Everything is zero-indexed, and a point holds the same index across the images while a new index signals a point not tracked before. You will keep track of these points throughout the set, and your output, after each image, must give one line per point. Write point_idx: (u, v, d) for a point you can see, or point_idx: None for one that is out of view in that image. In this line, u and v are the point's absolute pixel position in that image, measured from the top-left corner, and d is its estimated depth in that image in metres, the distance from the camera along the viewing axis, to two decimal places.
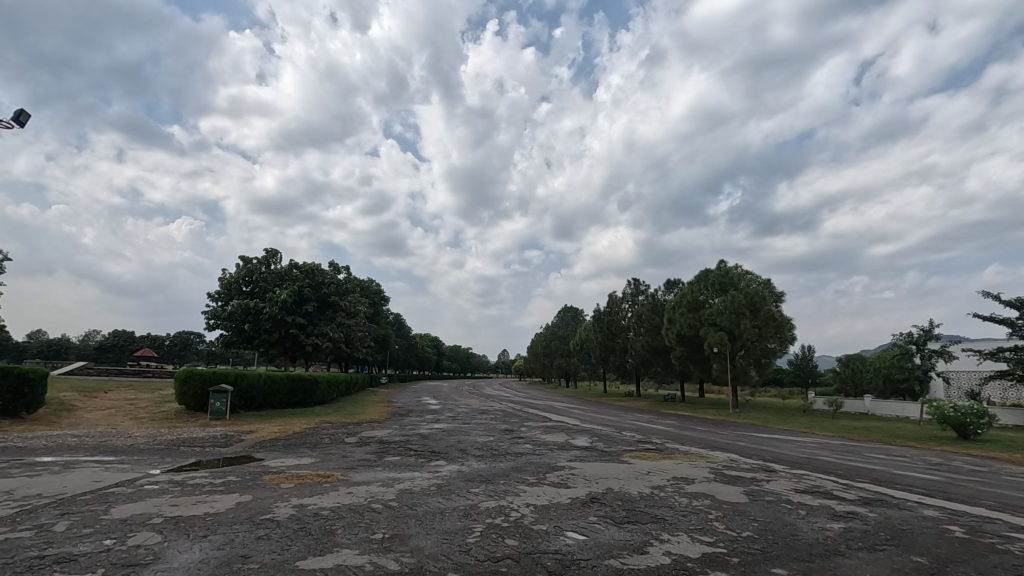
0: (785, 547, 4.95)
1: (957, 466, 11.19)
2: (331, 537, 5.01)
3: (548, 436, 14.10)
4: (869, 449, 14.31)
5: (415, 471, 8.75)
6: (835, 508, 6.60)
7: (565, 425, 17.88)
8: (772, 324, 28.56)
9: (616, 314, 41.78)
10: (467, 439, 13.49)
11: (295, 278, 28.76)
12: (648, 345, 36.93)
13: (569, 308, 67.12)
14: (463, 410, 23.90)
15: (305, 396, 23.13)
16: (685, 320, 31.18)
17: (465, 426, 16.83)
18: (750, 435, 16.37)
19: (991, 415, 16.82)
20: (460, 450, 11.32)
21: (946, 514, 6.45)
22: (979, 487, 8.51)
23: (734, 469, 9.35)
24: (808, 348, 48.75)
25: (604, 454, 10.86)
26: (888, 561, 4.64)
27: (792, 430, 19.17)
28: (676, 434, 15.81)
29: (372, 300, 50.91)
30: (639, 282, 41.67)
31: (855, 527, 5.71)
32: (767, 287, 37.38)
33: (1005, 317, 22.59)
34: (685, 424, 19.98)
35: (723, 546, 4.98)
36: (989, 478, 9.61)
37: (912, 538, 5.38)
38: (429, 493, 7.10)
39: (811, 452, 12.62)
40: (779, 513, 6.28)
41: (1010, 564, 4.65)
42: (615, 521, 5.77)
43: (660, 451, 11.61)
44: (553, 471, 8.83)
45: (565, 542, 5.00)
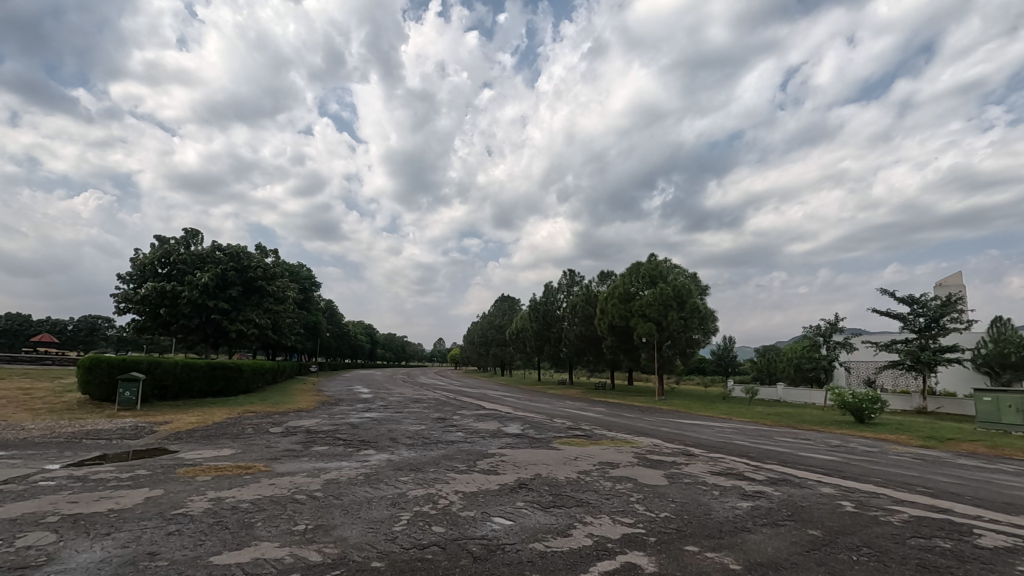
0: (699, 526, 5.26)
1: (853, 448, 12.31)
2: (250, 530, 4.82)
3: (480, 424, 14.17)
4: (778, 432, 15.45)
5: (342, 461, 8.58)
6: (745, 488, 7.09)
7: (498, 413, 18.04)
8: (697, 316, 30.05)
9: (551, 304, 42.47)
10: (399, 427, 13.33)
11: (218, 261, 27.18)
12: (582, 335, 37.88)
13: (506, 297, 67.73)
14: (395, 399, 23.58)
15: (227, 385, 22.00)
16: (617, 311, 32.09)
17: (397, 415, 16.63)
18: (673, 421, 17.28)
19: (883, 401, 18.53)
20: (390, 439, 11.22)
21: (839, 491, 7.09)
22: (870, 466, 9.40)
23: (656, 454, 9.81)
24: (728, 338, 51.71)
25: (535, 441, 11.06)
26: (788, 535, 5.04)
27: (710, 416, 20.35)
28: (605, 421, 16.36)
29: (303, 286, 49.03)
30: (575, 273, 42.72)
31: (761, 505, 6.17)
32: (694, 280, 39.21)
33: (899, 313, 24.82)
34: (614, 411, 20.73)
35: (642, 527, 5.21)
36: (879, 458, 10.60)
37: (808, 513, 5.87)
38: (356, 482, 6.98)
39: (726, 436, 13.47)
40: (696, 494, 6.67)
41: (891, 534, 5.18)
42: (542, 506, 5.91)
43: (588, 437, 11.97)
44: (483, 458, 8.92)
45: (492, 528, 5.08)
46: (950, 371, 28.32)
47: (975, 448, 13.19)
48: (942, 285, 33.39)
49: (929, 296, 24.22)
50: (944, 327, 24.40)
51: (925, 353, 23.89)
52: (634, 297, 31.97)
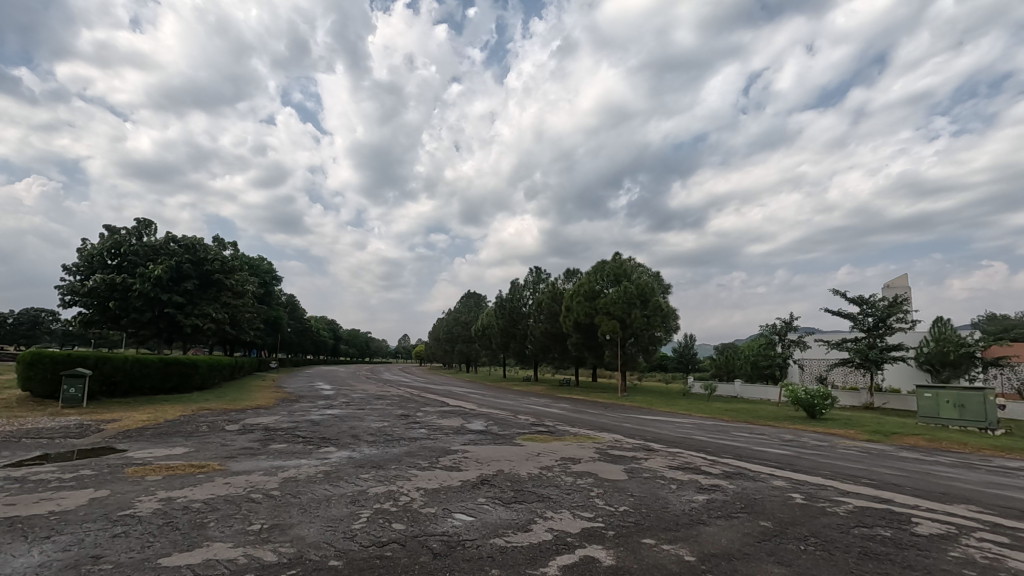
0: (657, 519, 5.38)
1: (805, 442, 12.81)
2: (202, 531, 4.67)
3: (444, 421, 14.11)
4: (734, 428, 15.94)
5: (301, 458, 8.41)
6: (701, 482, 7.29)
7: (462, 409, 18.00)
8: (659, 314, 30.67)
9: (517, 301, 42.59)
10: (362, 425, 13.14)
11: (172, 253, 26.14)
12: (547, 332, 38.14)
13: (472, 294, 67.60)
14: (358, 396, 23.26)
15: (181, 381, 21.23)
16: (582, 308, 32.38)
17: (359, 412, 16.39)
18: (634, 417, 17.60)
19: (833, 397, 19.32)
20: (352, 436, 11.05)
21: (790, 484, 7.37)
22: (820, 460, 9.80)
23: (617, 449, 9.97)
24: (689, 336, 52.97)
25: (498, 438, 11.07)
26: (741, 526, 5.21)
27: (671, 412, 20.82)
28: (568, 417, 16.52)
29: (263, 280, 47.71)
30: (541, 271, 42.93)
31: (716, 498, 6.35)
32: (657, 279, 39.94)
33: (849, 312, 25.89)
34: (578, 407, 20.95)
35: (601, 520, 5.30)
36: (828, 452, 11.06)
37: (761, 505, 6.08)
38: (315, 480, 6.86)
39: (685, 431, 13.81)
40: (654, 488, 6.81)
41: (837, 524, 5.41)
42: (503, 501, 5.94)
43: (551, 433, 12.06)
44: (446, 455, 8.87)
45: (453, 524, 5.07)
46: (895, 369, 29.75)
47: (916, 442, 13.93)
48: (889, 287, 35.01)
49: (877, 296, 25.36)
50: (890, 326, 25.59)
51: (873, 351, 25.02)
52: (599, 295, 32.36)
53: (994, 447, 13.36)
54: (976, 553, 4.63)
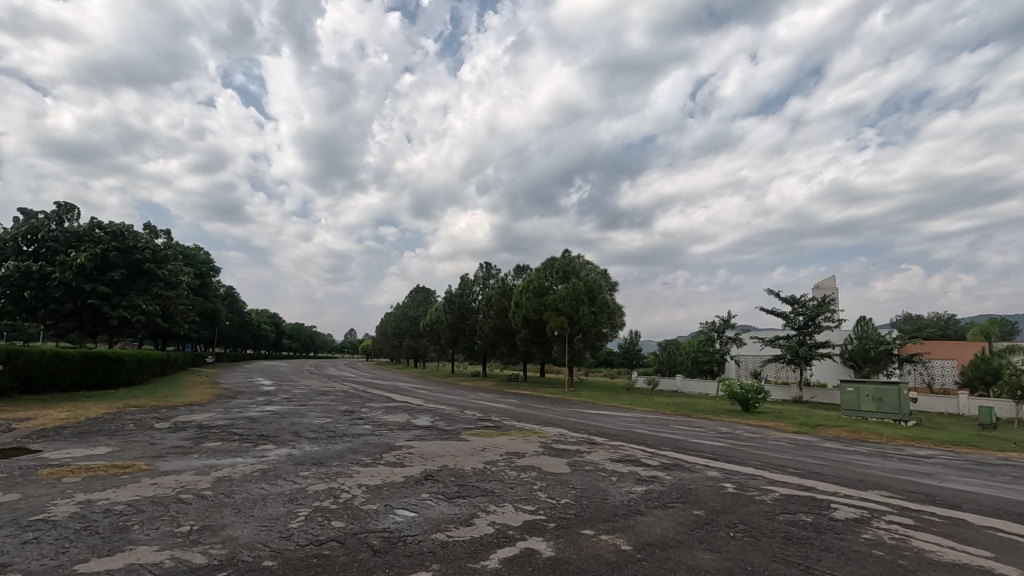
0: (596, 510, 5.53)
1: (739, 434, 13.48)
2: (125, 534, 4.42)
3: (389, 417, 13.92)
4: (674, 421, 16.55)
5: (237, 457, 8.09)
6: (640, 474, 7.52)
7: (408, 405, 17.78)
8: (606, 311, 31.37)
9: (467, 296, 42.45)
10: (303, 421, 12.74)
11: (97, 240, 24.45)
12: (496, 327, 38.23)
13: (421, 289, 66.94)
14: (300, 392, 22.58)
15: (106, 376, 19.95)
16: (530, 304, 32.65)
17: (301, 408, 15.93)
18: (580, 412, 17.97)
19: (765, 391, 20.35)
20: (292, 433, 10.71)
21: (723, 474, 7.73)
22: (751, 451, 10.34)
23: (561, 443, 10.13)
24: (634, 333, 54.42)
25: (444, 433, 11.01)
26: (675, 516, 5.42)
27: (615, 406, 21.31)
28: (515, 412, 16.63)
29: (199, 271, 45.39)
30: (491, 266, 42.95)
31: (654, 489, 6.59)
32: (604, 276, 40.77)
33: (782, 311, 27.30)
34: (525, 402, 21.12)
35: (543, 513, 5.39)
36: (760, 443, 11.65)
37: (695, 494, 6.37)
38: (251, 478, 6.62)
39: (627, 425, 14.19)
40: (596, 480, 6.98)
41: (763, 510, 5.73)
42: (447, 496, 5.93)
43: (497, 428, 12.12)
44: (390, 451, 8.76)
45: (394, 520, 5.02)
46: (822, 365, 31.63)
47: (839, 433, 14.88)
48: (819, 288, 37.16)
49: (807, 296, 26.85)
50: (818, 324, 27.15)
51: (803, 348, 26.56)
52: (548, 292, 32.71)
53: (906, 437, 14.48)
54: (883, 535, 5.02)
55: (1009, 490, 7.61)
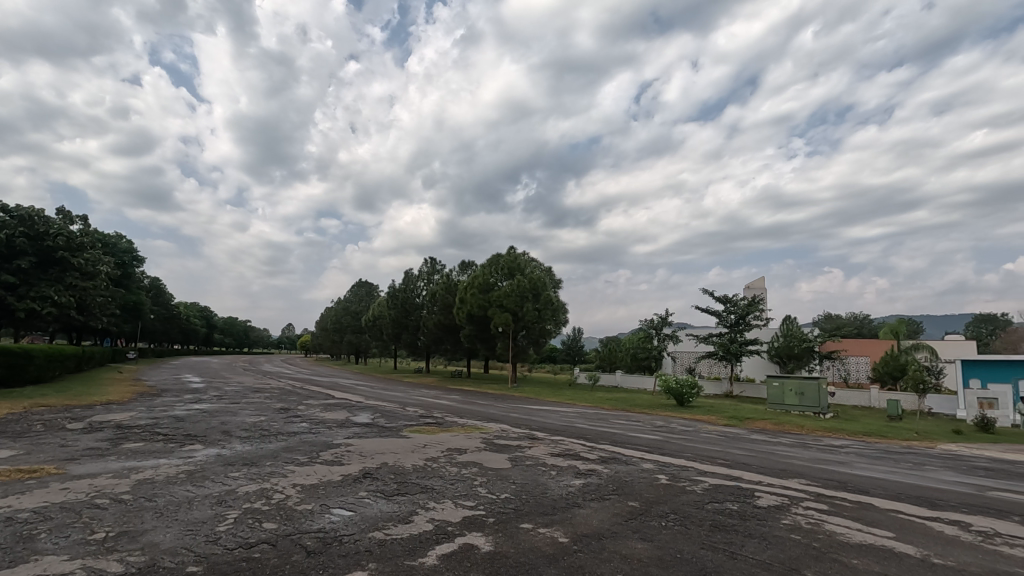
0: (535, 504, 5.61)
1: (674, 428, 14.03)
2: (29, 544, 4.08)
3: (327, 414, 13.52)
4: (613, 416, 17.01)
5: (160, 458, 7.63)
6: (579, 467, 7.68)
7: (347, 402, 17.33)
8: (550, 308, 31.79)
9: (411, 291, 41.85)
10: (234, 420, 12.20)
11: (1, 225, 22.35)
12: (440, 323, 37.93)
13: (364, 283, 65.38)
14: (232, 389, 21.56)
15: (11, 374, 18.30)
16: (475, 301, 32.58)
17: (233, 406, 15.21)
18: (522, 407, 18.13)
19: (699, 386, 21.27)
20: (222, 432, 10.22)
21: (657, 466, 8.02)
22: (685, 443, 10.79)
23: (503, 438, 10.20)
24: (577, 329, 55.42)
25: (384, 430, 10.83)
26: (611, 508, 5.58)
27: (557, 402, 21.65)
28: (458, 408, 16.61)
29: (121, 260, 42.41)
30: (435, 261, 42.55)
31: (592, 482, 6.75)
32: (548, 273, 41.27)
33: (715, 310, 28.57)
34: (469, 399, 21.08)
35: (483, 508, 5.41)
36: (693, 436, 12.18)
37: (630, 487, 6.57)
38: (175, 481, 6.27)
39: (567, 420, 14.44)
40: (536, 475, 7.08)
41: (694, 500, 6.01)
42: (385, 494, 5.84)
43: (439, 425, 12.04)
44: (327, 449, 8.52)
45: (330, 520, 4.90)
46: (751, 361, 33.36)
47: (765, 426, 15.75)
48: (750, 288, 39.13)
49: (739, 296, 28.22)
50: (748, 323, 28.60)
51: (734, 345, 27.95)
52: (493, 288, 32.76)
53: (824, 428, 15.53)
54: (800, 520, 5.37)
55: (911, 476, 8.33)
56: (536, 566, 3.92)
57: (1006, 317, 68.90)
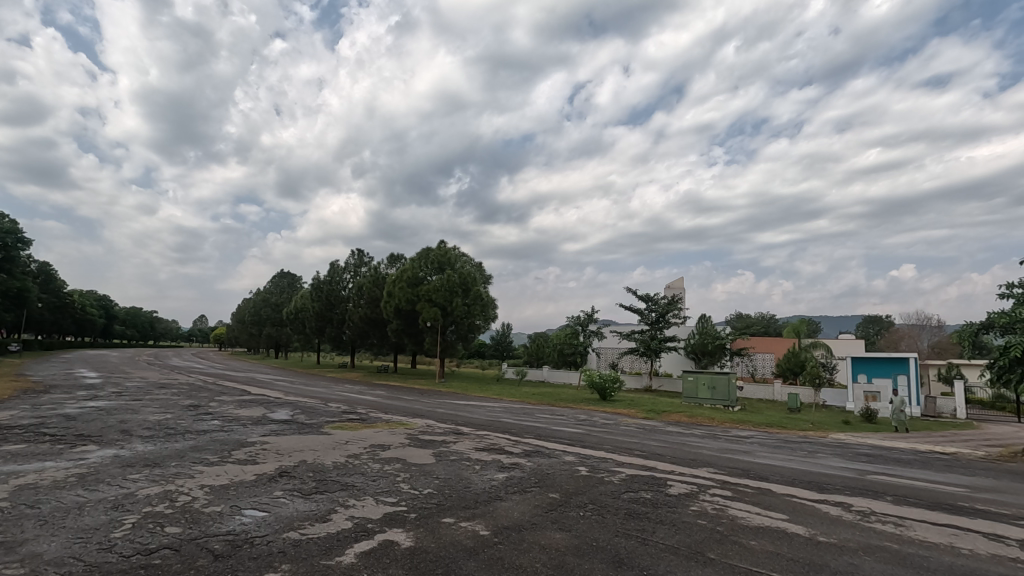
0: (457, 498, 5.63)
1: (596, 421, 14.53)
2: None
3: (241, 411, 12.80)
4: (538, 410, 17.29)
5: (47, 461, 6.93)
6: (503, 461, 7.79)
7: (264, 398, 16.46)
8: (479, 304, 31.85)
9: (336, 284, 40.46)
10: (134, 418, 11.27)
11: None
12: (366, 317, 36.98)
13: (285, 274, 62.52)
14: (133, 385, 19.87)
15: None
16: (403, 295, 31.99)
17: (134, 403, 14.03)
18: (449, 403, 18.07)
19: (620, 380, 22.12)
20: (121, 432, 9.43)
21: (578, 458, 8.28)
22: (606, 436, 11.19)
23: (428, 434, 10.11)
24: (506, 325, 55.88)
25: (304, 427, 10.41)
26: (532, 500, 5.70)
27: (484, 397, 21.75)
28: (383, 404, 16.26)
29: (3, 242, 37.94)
30: (363, 253, 41.44)
31: (514, 475, 6.86)
32: (479, 268, 41.28)
33: (638, 308, 29.77)
34: (394, 394, 20.72)
35: (404, 504, 5.36)
36: (613, 429, 12.65)
37: (552, 479, 6.75)
38: (64, 485, 5.73)
39: (493, 415, 14.57)
40: (460, 469, 7.10)
41: (611, 490, 6.27)
42: (303, 493, 5.65)
43: (362, 421, 11.73)
44: (241, 448, 8.09)
45: (241, 521, 4.67)
46: (669, 357, 35.08)
47: (680, 418, 16.65)
48: (669, 288, 41.06)
49: (659, 295, 29.57)
50: (667, 321, 30.03)
51: (654, 342, 29.29)
52: (422, 283, 32.33)
53: (732, 420, 16.62)
54: (707, 506, 5.73)
55: (806, 463, 9.11)
56: (456, 560, 3.94)
57: (889, 317, 76.63)
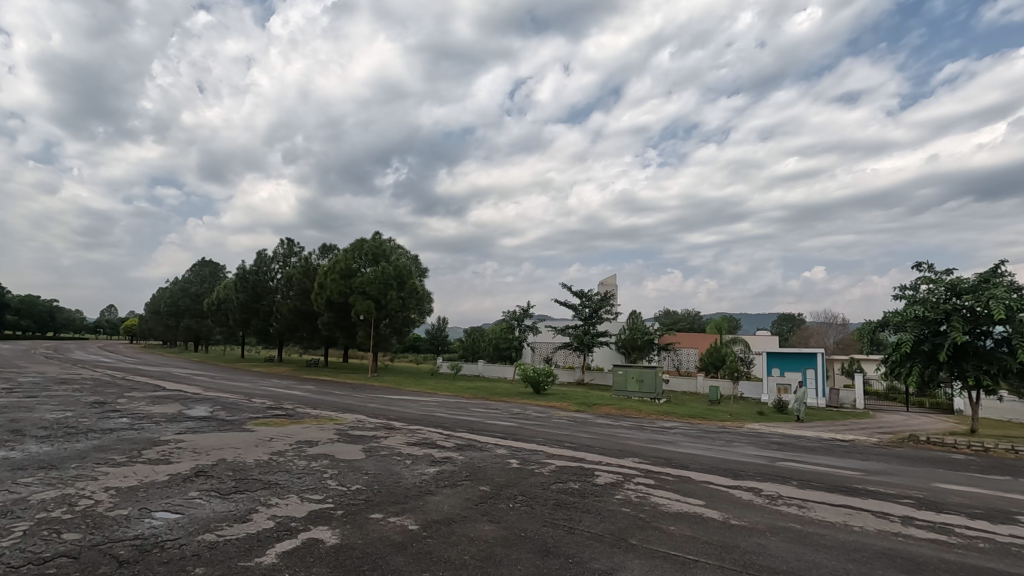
0: (387, 494, 5.55)
1: (530, 414, 14.75)
2: None
3: (154, 408, 11.99)
4: (472, 404, 17.31)
5: None
6: (434, 455, 7.76)
7: (180, 394, 15.44)
8: (414, 297, 31.39)
9: (263, 274, 38.61)
10: (29, 417, 10.27)
11: None
12: (296, 309, 35.58)
13: (207, 263, 58.95)
14: (28, 381, 18.12)
15: None
16: (335, 287, 30.98)
17: (29, 401, 12.80)
18: (381, 397, 17.74)
19: (553, 374, 22.56)
20: (12, 431, 8.57)
21: (510, 451, 8.37)
22: (538, 429, 11.39)
23: (358, 429, 9.89)
24: (442, 319, 55.49)
25: (224, 424, 9.90)
26: (462, 493, 5.72)
27: (418, 392, 21.53)
28: (311, 399, 15.71)
29: None
30: (293, 243, 39.80)
31: (446, 469, 6.85)
32: (415, 261, 40.65)
33: (572, 304, 30.39)
34: (324, 389, 20.09)
35: (331, 501, 5.22)
36: (545, 422, 12.88)
37: (483, 472, 6.79)
38: None
39: (427, 410, 14.41)
40: (390, 464, 6.99)
41: (542, 481, 6.39)
42: (221, 493, 5.38)
43: (289, 417, 11.32)
44: (152, 447, 7.59)
45: (151, 524, 4.39)
46: (601, 351, 36.12)
47: (609, 411, 17.21)
48: (603, 285, 42.18)
49: (593, 291, 30.29)
50: (600, 316, 30.85)
51: (586, 337, 30.06)
52: (356, 275, 31.45)
53: (657, 412, 17.37)
54: (631, 494, 5.96)
55: (723, 451, 9.69)
56: (384, 555, 3.89)
57: (801, 316, 82.64)
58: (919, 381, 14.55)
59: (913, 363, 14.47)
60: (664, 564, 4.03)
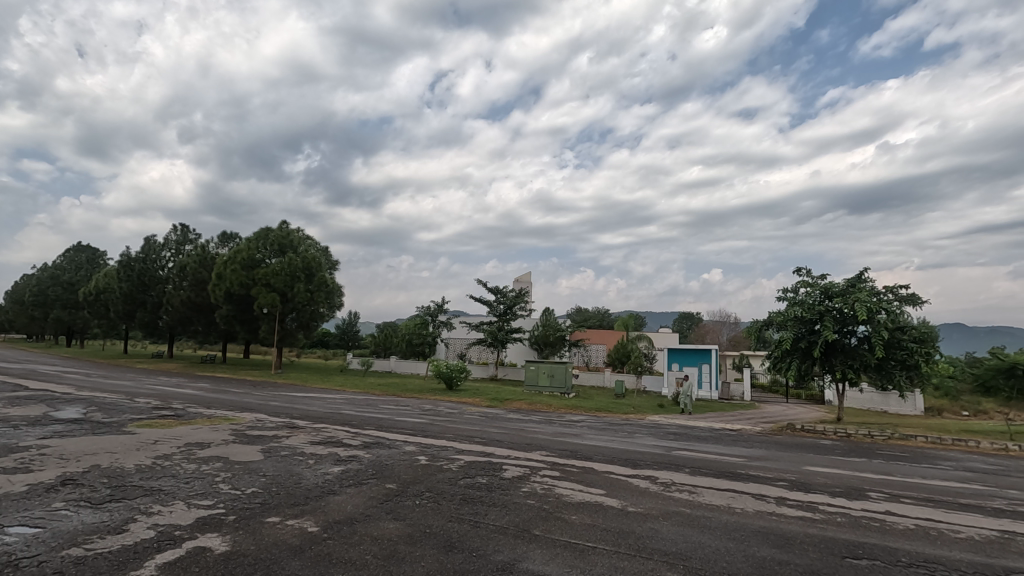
0: (285, 496, 5.29)
1: (440, 410, 14.65)
2: None
3: (12, 411, 10.54)
4: (381, 401, 16.88)
5: None
6: (339, 454, 7.50)
7: (47, 394, 13.78)
8: (324, 291, 30.05)
9: (152, 262, 35.32)
10: None
11: None
12: (190, 301, 32.89)
13: (84, 248, 52.96)
14: None
15: None
16: (236, 277, 28.97)
17: None
18: (285, 395, 16.82)
19: (466, 370, 22.53)
20: None
21: (418, 448, 8.28)
22: (448, 424, 11.35)
23: (257, 429, 9.35)
24: (353, 313, 53.63)
25: (99, 427, 8.96)
26: (367, 491, 5.59)
27: (325, 389, 20.65)
28: (204, 398, 14.57)
29: None
30: (188, 230, 36.72)
31: (350, 468, 6.64)
32: (324, 253, 38.90)
33: (487, 300, 30.54)
34: (220, 387, 18.73)
35: (222, 506, 4.89)
36: (456, 417, 12.90)
37: (389, 470, 6.67)
38: None
39: (334, 407, 13.87)
40: (290, 465, 6.66)
41: (449, 477, 6.38)
42: (92, 503, 4.86)
43: (178, 417, 10.47)
44: (9, 454, 6.70)
45: (2, 542, 3.89)
46: (514, 347, 36.62)
47: (520, 406, 17.51)
48: (518, 281, 42.71)
49: (508, 287, 30.60)
50: (514, 313, 31.21)
51: (500, 333, 30.34)
52: (259, 265, 29.64)
53: (565, 406, 17.92)
54: (537, 486, 6.12)
55: (625, 442, 10.21)
56: (279, 560, 3.72)
57: (699, 314, 88.53)
58: (797, 375, 16.16)
59: (793, 359, 16.05)
60: (564, 552, 4.18)
